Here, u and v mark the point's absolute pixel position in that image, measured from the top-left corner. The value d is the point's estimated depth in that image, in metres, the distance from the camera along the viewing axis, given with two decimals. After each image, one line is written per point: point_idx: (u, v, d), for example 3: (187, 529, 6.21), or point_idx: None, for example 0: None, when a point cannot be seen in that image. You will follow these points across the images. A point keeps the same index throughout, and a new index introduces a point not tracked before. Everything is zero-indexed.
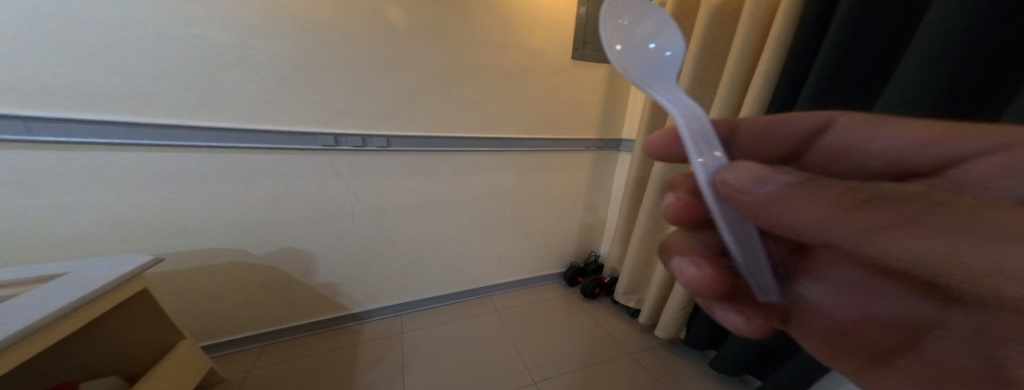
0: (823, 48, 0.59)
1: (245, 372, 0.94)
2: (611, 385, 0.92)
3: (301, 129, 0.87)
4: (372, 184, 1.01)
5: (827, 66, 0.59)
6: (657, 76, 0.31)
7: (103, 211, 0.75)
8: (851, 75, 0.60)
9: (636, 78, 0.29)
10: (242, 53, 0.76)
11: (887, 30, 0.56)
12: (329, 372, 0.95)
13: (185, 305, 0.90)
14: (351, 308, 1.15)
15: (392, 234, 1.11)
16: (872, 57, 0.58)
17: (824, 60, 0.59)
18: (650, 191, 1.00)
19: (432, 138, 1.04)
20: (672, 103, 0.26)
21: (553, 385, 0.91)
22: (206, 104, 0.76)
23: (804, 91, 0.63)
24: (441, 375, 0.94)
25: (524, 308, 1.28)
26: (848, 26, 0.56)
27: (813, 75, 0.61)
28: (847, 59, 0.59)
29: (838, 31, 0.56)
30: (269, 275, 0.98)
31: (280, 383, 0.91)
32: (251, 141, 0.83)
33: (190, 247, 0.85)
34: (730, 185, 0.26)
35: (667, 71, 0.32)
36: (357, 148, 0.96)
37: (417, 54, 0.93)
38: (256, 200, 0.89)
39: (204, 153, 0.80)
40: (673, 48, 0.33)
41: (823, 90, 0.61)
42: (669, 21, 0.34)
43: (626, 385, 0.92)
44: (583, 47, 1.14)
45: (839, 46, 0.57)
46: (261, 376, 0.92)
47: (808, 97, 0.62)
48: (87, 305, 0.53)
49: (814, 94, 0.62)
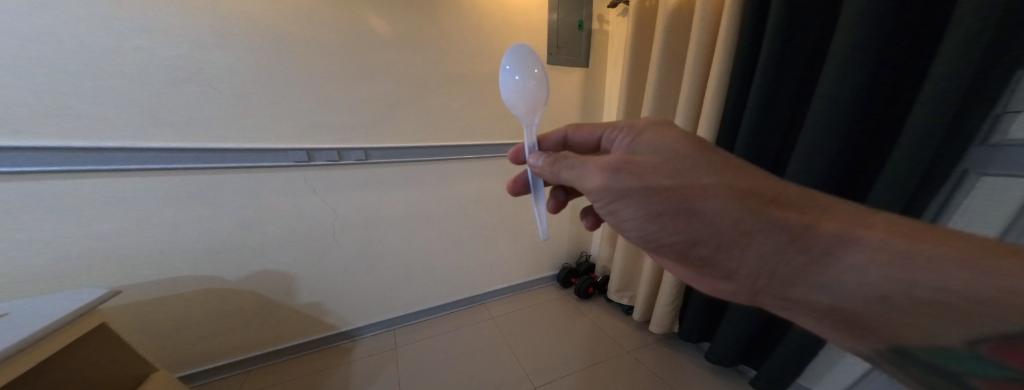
0: (764, 49, 0.66)
1: None
2: (612, 385, 0.92)
3: (268, 146, 0.84)
4: (354, 199, 0.99)
5: (768, 65, 0.66)
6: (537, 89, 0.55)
7: (57, 242, 0.70)
8: (791, 66, 0.68)
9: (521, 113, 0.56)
10: (195, 65, 0.73)
11: (809, 35, 0.66)
12: None
13: (153, 338, 0.84)
14: (341, 326, 1.11)
15: (378, 247, 1.08)
16: (803, 57, 0.68)
17: (766, 60, 0.66)
18: None
19: (413, 148, 1.03)
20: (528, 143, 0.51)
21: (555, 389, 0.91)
22: (165, 123, 0.73)
23: (755, 85, 0.69)
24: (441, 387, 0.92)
25: (519, 313, 1.27)
26: (779, 31, 0.64)
27: (761, 70, 0.67)
28: (783, 60, 0.67)
29: (773, 36, 0.65)
30: (250, 300, 0.94)
31: None
32: (214, 160, 0.79)
33: (154, 276, 0.80)
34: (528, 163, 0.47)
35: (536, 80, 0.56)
36: (333, 162, 0.93)
37: (391, 64, 0.93)
38: (231, 220, 0.85)
39: (175, 176, 0.77)
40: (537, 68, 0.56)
41: (771, 83, 0.68)
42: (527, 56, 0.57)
43: (625, 384, 0.92)
44: (556, 53, 1.16)
45: (774, 49, 0.65)
46: None
47: (761, 87, 0.68)
48: (43, 340, 0.50)
49: (764, 86, 0.68)
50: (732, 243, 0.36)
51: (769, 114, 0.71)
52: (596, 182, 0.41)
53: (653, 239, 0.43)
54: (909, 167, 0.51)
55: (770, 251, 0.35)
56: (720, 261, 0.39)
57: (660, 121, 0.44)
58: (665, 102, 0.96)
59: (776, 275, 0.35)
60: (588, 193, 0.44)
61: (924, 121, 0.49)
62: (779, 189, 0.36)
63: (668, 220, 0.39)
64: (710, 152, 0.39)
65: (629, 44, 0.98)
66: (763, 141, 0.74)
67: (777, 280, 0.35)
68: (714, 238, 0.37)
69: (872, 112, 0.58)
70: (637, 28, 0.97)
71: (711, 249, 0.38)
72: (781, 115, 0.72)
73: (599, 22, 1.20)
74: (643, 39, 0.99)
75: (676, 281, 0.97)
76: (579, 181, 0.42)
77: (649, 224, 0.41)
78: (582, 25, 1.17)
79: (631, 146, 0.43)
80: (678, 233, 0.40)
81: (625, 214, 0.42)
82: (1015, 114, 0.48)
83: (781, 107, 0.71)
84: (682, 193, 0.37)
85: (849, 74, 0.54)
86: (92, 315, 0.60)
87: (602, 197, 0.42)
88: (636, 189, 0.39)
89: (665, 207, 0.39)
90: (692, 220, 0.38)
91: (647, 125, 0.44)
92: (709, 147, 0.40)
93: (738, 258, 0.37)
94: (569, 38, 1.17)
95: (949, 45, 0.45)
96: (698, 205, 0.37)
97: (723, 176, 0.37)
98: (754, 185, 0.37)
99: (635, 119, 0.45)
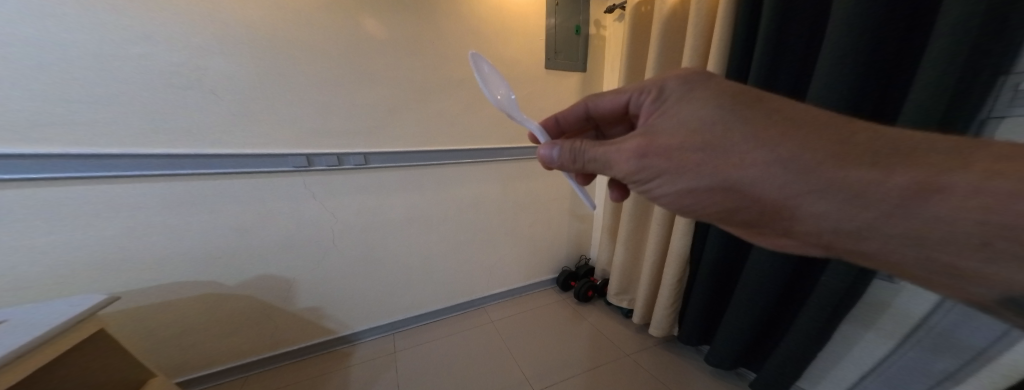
0: (761, 41, 0.69)
1: None
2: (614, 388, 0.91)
3: (266, 151, 0.84)
4: (353, 203, 0.99)
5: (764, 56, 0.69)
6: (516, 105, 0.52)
7: (55, 248, 0.70)
8: (786, 56, 0.71)
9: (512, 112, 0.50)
10: (196, 73, 0.73)
11: (803, 28, 0.69)
12: None
13: (151, 343, 0.83)
14: (340, 331, 1.10)
15: (378, 252, 1.08)
16: (797, 47, 0.70)
17: (761, 52, 0.69)
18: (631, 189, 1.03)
19: (412, 153, 1.03)
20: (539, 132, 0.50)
21: None
22: (166, 129, 0.74)
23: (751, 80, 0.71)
24: None
25: (519, 317, 1.27)
26: (772, 24, 0.67)
27: (757, 61, 0.70)
28: (778, 50, 0.70)
29: (767, 29, 0.67)
30: (249, 305, 0.93)
31: None
32: (214, 166, 0.80)
33: (152, 282, 0.80)
34: (544, 157, 0.47)
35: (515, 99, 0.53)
36: (333, 167, 0.93)
37: (392, 72, 0.94)
38: (231, 225, 0.85)
39: (175, 182, 0.77)
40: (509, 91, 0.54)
41: (766, 73, 0.71)
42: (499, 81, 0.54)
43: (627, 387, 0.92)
44: (555, 57, 1.17)
45: (768, 43, 0.68)
46: None
47: (757, 78, 0.71)
48: (43, 346, 0.49)
49: (760, 76, 0.71)
50: (778, 206, 0.35)
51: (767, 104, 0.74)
52: (624, 168, 0.42)
53: (694, 211, 0.42)
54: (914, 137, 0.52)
55: (830, 211, 0.32)
56: (772, 221, 0.38)
57: (691, 79, 0.41)
58: None
59: (836, 230, 0.33)
60: (618, 176, 0.44)
61: (915, 116, 0.51)
62: (839, 139, 0.33)
63: (706, 195, 0.39)
64: (749, 110, 0.37)
65: (627, 48, 0.99)
66: None
67: (844, 234, 0.33)
68: (759, 204, 0.37)
69: (870, 90, 0.59)
70: (632, 32, 0.98)
71: (758, 212, 0.38)
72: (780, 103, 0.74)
73: (597, 26, 1.22)
74: (641, 42, 1.00)
75: (674, 283, 0.97)
76: (607, 167, 0.44)
77: (687, 199, 0.41)
78: (579, 30, 1.18)
79: (657, 115, 0.42)
80: (719, 203, 0.39)
81: (660, 191, 0.42)
82: (999, 119, 0.51)
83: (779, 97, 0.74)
84: (718, 166, 0.36)
85: (846, 53, 0.56)
86: (90, 321, 0.60)
87: (634, 179, 0.42)
88: (667, 167, 0.39)
89: (702, 181, 0.38)
90: (734, 191, 0.37)
91: (675, 89, 0.41)
92: (745, 106, 0.37)
93: (790, 219, 0.36)
94: (567, 42, 1.18)
95: (936, 45, 0.48)
96: (740, 174, 0.35)
97: (764, 139, 0.34)
98: (806, 137, 0.33)
99: (662, 84, 0.42)
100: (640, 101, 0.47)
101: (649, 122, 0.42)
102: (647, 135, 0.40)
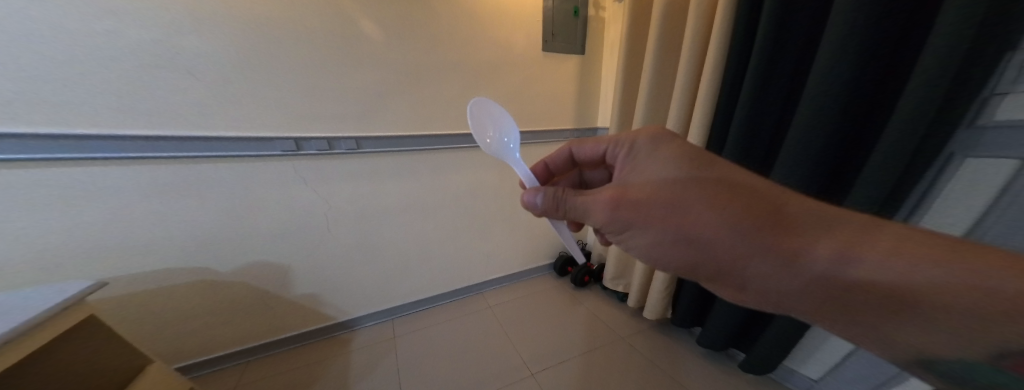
0: (760, 36, 0.65)
1: None
2: (609, 370, 0.95)
3: (252, 135, 0.82)
4: (345, 189, 0.97)
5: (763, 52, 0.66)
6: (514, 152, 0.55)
7: (36, 235, 0.68)
8: (784, 54, 0.67)
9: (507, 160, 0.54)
10: (171, 51, 0.69)
11: (804, 20, 0.65)
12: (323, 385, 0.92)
13: (146, 330, 0.83)
14: (340, 317, 1.11)
15: (374, 239, 1.07)
16: (796, 42, 0.67)
17: (760, 48, 0.66)
18: None
19: (406, 138, 1.01)
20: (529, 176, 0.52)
21: (553, 374, 0.94)
22: (143, 111, 0.70)
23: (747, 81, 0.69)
24: (442, 375, 0.94)
25: (516, 302, 1.29)
26: (774, 18, 0.63)
27: (755, 59, 0.67)
28: (778, 46, 0.66)
29: (768, 23, 0.63)
30: (245, 291, 0.93)
31: None
32: (198, 149, 0.77)
33: (141, 268, 0.79)
34: (525, 202, 0.47)
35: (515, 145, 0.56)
36: (323, 152, 0.91)
37: (382, 53, 0.90)
38: (221, 211, 0.83)
39: (155, 166, 0.74)
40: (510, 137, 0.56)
41: (764, 71, 0.68)
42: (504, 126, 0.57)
43: (621, 368, 0.96)
44: (552, 40, 1.14)
45: (769, 36, 0.64)
46: None
47: (755, 77, 0.68)
48: (26, 334, 0.48)
49: (757, 76, 0.68)
50: (732, 267, 0.37)
51: (762, 106, 0.71)
52: (599, 217, 0.43)
53: (660, 264, 0.44)
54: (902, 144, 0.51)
55: (776, 273, 0.34)
56: (728, 280, 0.39)
57: (657, 138, 0.46)
58: (662, 92, 0.96)
59: (783, 293, 0.35)
60: (593, 224, 0.45)
61: (904, 123, 0.50)
62: (779, 206, 0.36)
63: (670, 250, 0.41)
64: (703, 173, 0.39)
65: (626, 32, 0.97)
66: (756, 129, 0.74)
67: (788, 297, 0.35)
68: (715, 264, 0.38)
69: (864, 92, 0.57)
70: (631, 16, 0.95)
71: (716, 272, 0.39)
72: (774, 104, 0.72)
73: (596, 8, 1.18)
74: (640, 27, 0.98)
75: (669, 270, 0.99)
76: (584, 215, 0.45)
77: (654, 251, 0.42)
78: (578, 11, 1.14)
79: (628, 169, 0.46)
80: (681, 259, 0.41)
81: (630, 242, 0.43)
82: (1002, 96, 0.50)
83: (773, 99, 0.71)
84: (679, 224, 0.38)
85: (841, 57, 0.54)
86: (81, 307, 0.60)
87: (608, 228, 0.44)
88: (637, 221, 0.41)
89: (666, 236, 0.40)
90: (694, 249, 0.39)
91: (643, 146, 0.46)
92: (702, 168, 0.40)
93: (743, 280, 0.37)
94: (565, 25, 1.14)
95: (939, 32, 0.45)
96: (700, 232, 0.37)
97: (718, 202, 0.37)
98: (757, 202, 0.36)
99: (634, 140, 0.47)
100: (615, 152, 0.50)
101: (625, 174, 0.46)
102: (619, 187, 0.43)
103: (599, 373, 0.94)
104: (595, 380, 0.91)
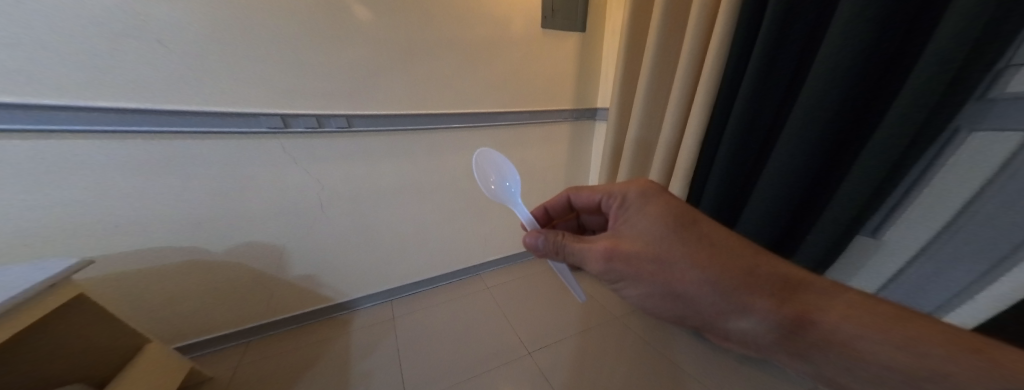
0: (770, 13, 0.56)
1: (233, 369, 0.92)
2: (606, 349, 0.99)
3: (236, 110, 0.78)
4: (339, 170, 0.95)
5: (772, 32, 0.57)
6: (513, 194, 0.60)
7: (13, 213, 0.65)
8: (792, 35, 0.59)
9: (506, 202, 0.59)
10: (136, 18, 0.64)
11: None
12: (325, 364, 0.94)
13: (140, 309, 0.83)
14: (338, 299, 1.12)
15: (370, 221, 1.07)
16: (807, 22, 0.58)
17: (769, 26, 0.57)
18: (626, 156, 0.96)
19: (400, 116, 0.98)
20: (527, 219, 0.56)
21: (550, 353, 0.98)
22: (109, 82, 0.65)
23: (751, 63, 0.60)
24: (444, 354, 0.98)
25: (514, 284, 1.32)
26: None
27: (761, 42, 0.58)
28: (785, 26, 0.58)
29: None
30: (240, 272, 0.92)
31: (282, 377, 0.90)
32: (176, 124, 0.73)
33: (125, 247, 0.77)
34: (527, 242, 0.51)
35: (515, 188, 0.60)
36: (312, 130, 0.88)
37: (371, 26, 0.85)
38: (209, 191, 0.81)
39: (127, 141, 0.70)
40: (510, 179, 0.61)
41: (769, 56, 0.59)
42: (506, 169, 0.62)
43: (618, 347, 1.00)
44: (552, 16, 1.08)
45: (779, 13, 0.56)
46: (249, 375, 0.90)
47: (759, 64, 0.60)
48: (9, 313, 0.47)
49: (761, 62, 0.60)
50: (713, 316, 0.43)
51: (766, 91, 0.63)
52: (596, 267, 0.48)
53: (653, 308, 0.50)
54: (894, 141, 0.50)
55: (748, 325, 0.41)
56: (713, 326, 0.45)
57: (647, 193, 0.50)
58: None
59: (754, 338, 0.42)
60: (591, 270, 0.49)
61: (897, 116, 0.49)
62: (749, 267, 0.42)
63: (660, 300, 0.47)
64: (687, 233, 0.45)
65: None
66: (755, 125, 0.66)
67: (758, 341, 0.42)
68: (698, 314, 0.45)
69: (869, 82, 0.53)
70: None
71: (700, 319, 0.46)
72: (775, 94, 0.64)
73: None
74: None
75: None
76: (582, 263, 0.49)
77: (647, 299, 0.48)
78: None
79: (621, 221, 0.50)
80: (672, 308, 0.47)
81: (625, 289, 0.48)
82: (1016, 68, 0.47)
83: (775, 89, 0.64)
84: (669, 279, 0.44)
85: (850, 46, 0.49)
86: (67, 285, 0.59)
87: (606, 276, 0.48)
88: (630, 274, 0.45)
89: (659, 290, 0.45)
90: (680, 301, 0.45)
91: (634, 199, 0.50)
92: (687, 228, 0.45)
93: (723, 327, 0.44)
94: None
95: (952, 18, 0.42)
96: (688, 287, 0.43)
97: (699, 261, 0.42)
98: (736, 265, 0.42)
99: (624, 193, 0.52)
100: (610, 202, 0.55)
101: (616, 225, 0.50)
102: (614, 240, 0.47)
103: (597, 351, 0.98)
104: (591, 358, 0.95)
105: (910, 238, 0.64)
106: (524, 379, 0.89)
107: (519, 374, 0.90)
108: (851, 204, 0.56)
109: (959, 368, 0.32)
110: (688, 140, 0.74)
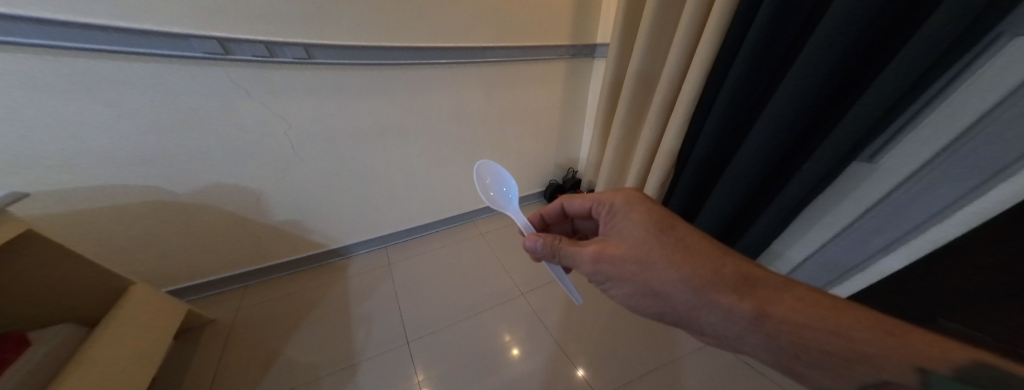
0: None
1: (233, 313, 0.96)
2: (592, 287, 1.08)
3: (162, 28, 0.64)
4: (310, 108, 0.87)
5: None
6: (510, 199, 0.62)
7: None
8: None
9: (505, 209, 0.61)
10: None
11: None
12: (326, 306, 1.00)
13: (112, 247, 0.81)
14: (330, 245, 1.14)
15: (354, 166, 1.03)
16: None
17: None
18: (626, 92, 0.94)
19: (372, 49, 0.86)
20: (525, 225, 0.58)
21: (540, 294, 1.06)
22: None
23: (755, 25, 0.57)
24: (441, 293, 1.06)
25: (506, 229, 1.37)
26: None
27: None
28: None
29: None
30: (219, 215, 0.89)
31: (282, 319, 0.96)
32: (92, 42, 0.61)
33: (76, 184, 0.71)
34: (524, 246, 0.54)
35: (512, 194, 0.63)
36: (264, 59, 0.75)
37: None
38: (165, 127, 0.73)
39: (32, 59, 0.58)
40: (507, 184, 0.63)
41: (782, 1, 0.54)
42: (501, 175, 0.64)
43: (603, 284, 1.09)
44: None
45: None
46: (251, 317, 0.95)
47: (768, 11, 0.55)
48: None
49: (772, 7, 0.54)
50: (687, 312, 0.44)
51: (764, 54, 0.61)
52: (585, 267, 0.50)
53: (638, 308, 0.50)
54: (884, 96, 0.45)
55: (717, 322, 0.42)
56: (688, 324, 0.46)
57: (633, 200, 0.53)
58: None
59: (724, 336, 0.42)
60: (582, 270, 0.51)
61: (897, 67, 0.43)
62: (716, 267, 0.44)
63: (644, 299, 0.48)
64: (664, 236, 0.47)
65: None
66: (753, 80, 0.64)
67: (727, 339, 0.42)
68: (675, 313, 0.46)
69: (884, 22, 0.46)
70: None
71: (677, 318, 0.46)
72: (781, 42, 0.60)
73: None
74: None
75: None
76: (574, 264, 0.51)
77: (631, 298, 0.49)
78: None
79: (610, 227, 0.53)
80: (653, 306, 0.48)
81: (613, 288, 0.50)
82: None
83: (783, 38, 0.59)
84: (646, 275, 0.46)
85: None
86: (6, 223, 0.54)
87: (594, 275, 0.50)
88: (616, 273, 0.48)
89: (639, 287, 0.47)
90: (659, 299, 0.46)
91: (621, 207, 0.53)
92: (667, 230, 0.48)
93: (700, 327, 0.44)
94: None
95: None
96: (663, 284, 0.45)
97: (675, 259, 0.45)
98: (706, 263, 0.44)
99: (612, 201, 0.54)
100: (600, 208, 0.57)
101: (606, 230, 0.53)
102: (602, 242, 0.49)
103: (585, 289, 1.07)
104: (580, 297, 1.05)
105: (890, 176, 0.55)
106: (518, 316, 0.99)
107: (512, 310, 1.01)
108: (821, 165, 0.54)
109: (885, 347, 0.34)
110: (683, 97, 0.74)
